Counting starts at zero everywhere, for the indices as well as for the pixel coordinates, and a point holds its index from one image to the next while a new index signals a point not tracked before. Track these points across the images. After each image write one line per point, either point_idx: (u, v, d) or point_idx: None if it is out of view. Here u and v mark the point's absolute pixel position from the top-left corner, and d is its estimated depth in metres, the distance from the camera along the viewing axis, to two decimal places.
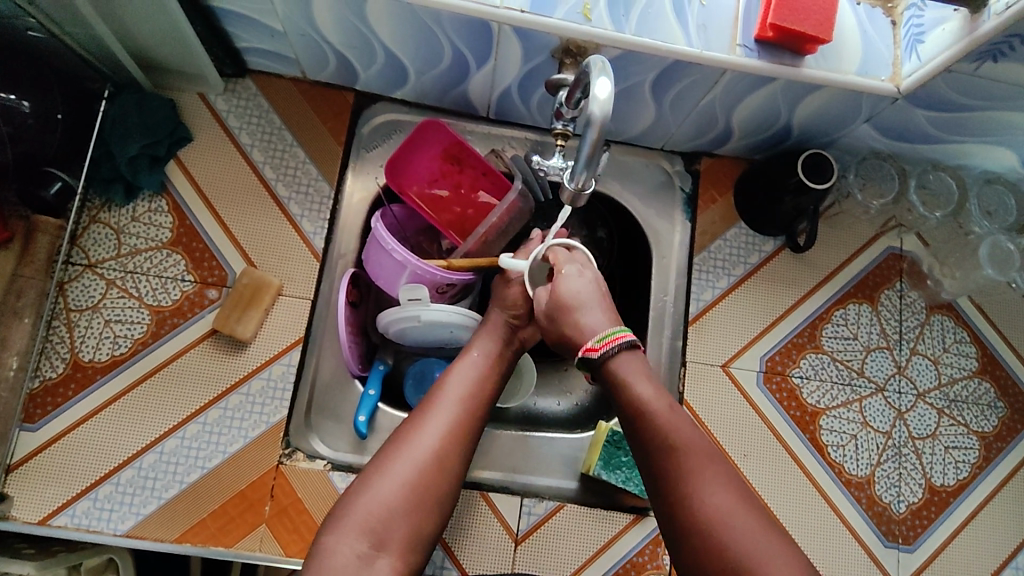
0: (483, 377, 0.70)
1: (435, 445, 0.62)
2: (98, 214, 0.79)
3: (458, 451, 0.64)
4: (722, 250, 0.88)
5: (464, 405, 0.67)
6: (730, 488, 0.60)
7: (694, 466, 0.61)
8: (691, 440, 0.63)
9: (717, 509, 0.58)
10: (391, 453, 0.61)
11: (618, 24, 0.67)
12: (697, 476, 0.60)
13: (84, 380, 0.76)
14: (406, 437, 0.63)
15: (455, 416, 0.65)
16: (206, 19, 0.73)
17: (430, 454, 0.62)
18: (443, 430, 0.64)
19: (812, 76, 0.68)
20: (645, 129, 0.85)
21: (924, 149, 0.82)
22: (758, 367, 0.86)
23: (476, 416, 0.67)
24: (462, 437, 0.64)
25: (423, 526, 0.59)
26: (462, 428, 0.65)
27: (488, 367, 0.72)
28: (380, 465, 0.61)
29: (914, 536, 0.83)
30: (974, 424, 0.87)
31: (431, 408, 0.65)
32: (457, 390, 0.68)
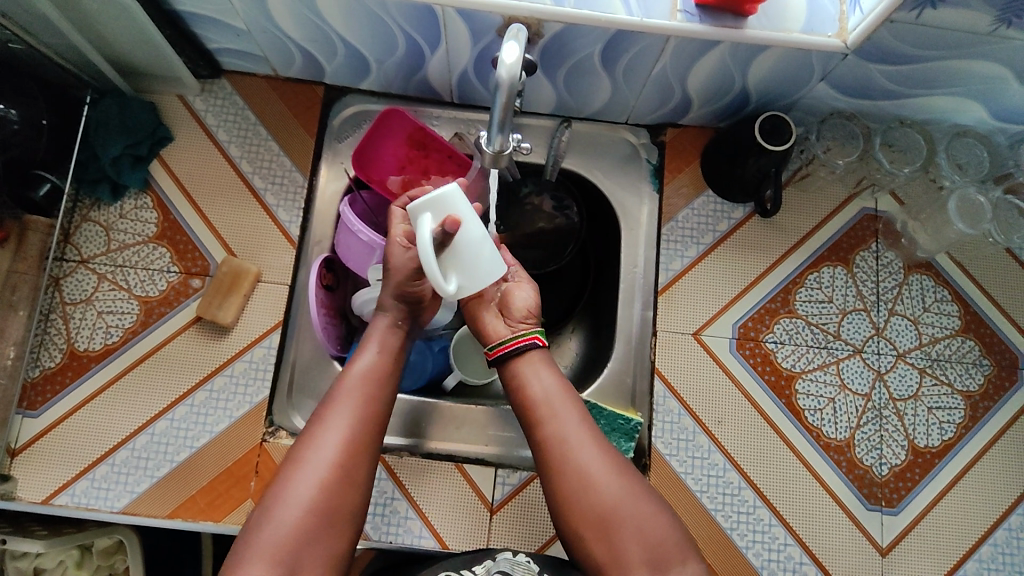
0: (378, 370, 0.68)
1: (334, 458, 0.61)
2: (89, 213, 0.84)
3: (359, 459, 0.62)
4: (690, 219, 0.89)
5: (362, 408, 0.65)
6: (601, 446, 0.64)
7: (567, 425, 0.65)
8: (566, 401, 0.67)
9: (591, 467, 0.62)
10: (290, 475, 0.60)
11: None
12: (570, 433, 0.65)
13: (79, 369, 0.81)
14: (303, 455, 0.61)
15: (352, 423, 0.63)
16: (174, 24, 0.78)
17: (331, 471, 0.60)
18: (341, 441, 0.62)
19: (755, 37, 0.69)
20: (605, 104, 0.87)
21: (886, 106, 0.81)
22: (730, 334, 0.86)
23: (376, 414, 0.65)
24: (361, 444, 0.63)
25: (337, 542, 0.60)
26: (361, 434, 0.63)
27: (386, 361, 0.70)
28: (279, 489, 0.59)
29: (898, 498, 0.82)
30: (959, 383, 0.85)
31: (328, 418, 0.63)
32: (354, 392, 0.65)
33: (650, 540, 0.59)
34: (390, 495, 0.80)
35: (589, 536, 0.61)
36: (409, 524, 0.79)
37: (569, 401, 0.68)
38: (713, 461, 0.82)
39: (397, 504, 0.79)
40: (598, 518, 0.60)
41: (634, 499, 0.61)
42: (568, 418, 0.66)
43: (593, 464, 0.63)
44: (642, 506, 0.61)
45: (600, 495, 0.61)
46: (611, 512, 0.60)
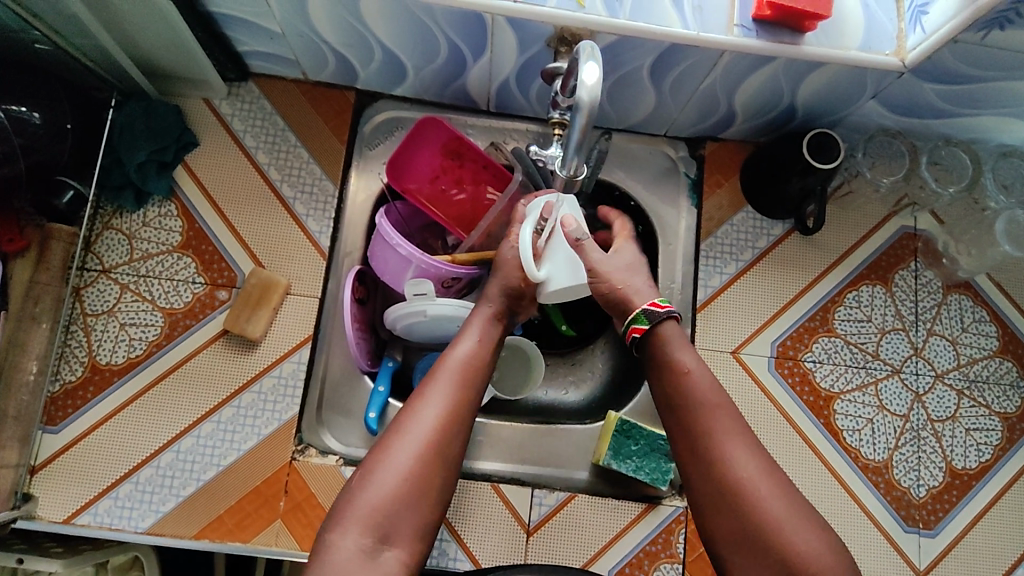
0: (479, 355, 0.68)
1: (433, 432, 0.60)
2: (111, 220, 0.81)
3: (456, 437, 0.62)
4: (729, 235, 0.87)
5: (460, 388, 0.64)
6: (762, 457, 0.60)
7: (727, 434, 0.61)
8: (723, 402, 0.63)
9: (749, 479, 0.58)
10: (392, 442, 0.60)
11: (612, 10, 0.67)
12: (731, 443, 0.60)
13: (102, 383, 0.78)
14: (404, 425, 0.61)
15: (454, 402, 0.63)
16: (206, 25, 0.74)
17: (430, 445, 0.60)
18: (440, 418, 0.61)
19: (812, 54, 0.67)
20: (646, 116, 0.85)
21: (934, 125, 0.79)
22: (769, 353, 0.84)
23: (473, 397, 0.65)
24: (460, 423, 0.62)
25: (429, 514, 0.59)
26: (459, 414, 0.63)
27: (485, 349, 0.69)
28: (382, 454, 0.59)
29: (936, 520, 0.81)
30: (996, 405, 0.85)
31: (428, 395, 0.63)
32: (454, 373, 0.65)
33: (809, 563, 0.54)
34: None
35: (732, 550, 0.58)
36: (445, 546, 0.77)
37: (723, 400, 0.63)
38: None
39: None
40: (751, 532, 0.56)
41: (797, 516, 0.56)
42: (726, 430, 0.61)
43: (751, 468, 0.59)
44: (800, 528, 0.56)
45: (764, 506, 0.57)
46: (773, 529, 0.56)
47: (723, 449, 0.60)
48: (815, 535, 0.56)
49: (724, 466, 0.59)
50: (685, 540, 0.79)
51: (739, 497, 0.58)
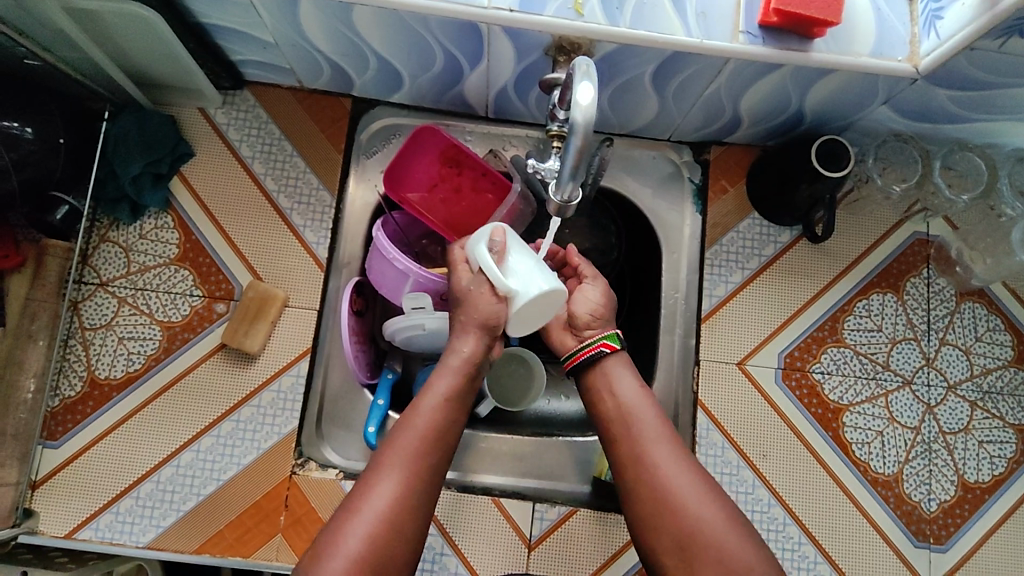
0: (444, 420, 0.64)
1: (389, 509, 0.57)
2: (107, 233, 0.81)
3: (413, 516, 0.58)
4: (735, 242, 0.85)
5: (418, 459, 0.61)
6: (691, 471, 0.61)
7: (654, 443, 0.63)
8: (650, 415, 0.66)
9: (671, 483, 0.60)
10: (345, 520, 0.57)
11: (612, 17, 0.64)
12: (659, 457, 0.62)
13: (101, 398, 0.78)
14: (358, 504, 0.57)
15: (413, 474, 0.60)
16: (198, 36, 0.73)
17: (384, 522, 0.56)
18: (394, 495, 0.58)
19: (821, 61, 0.65)
20: (649, 121, 0.83)
21: (948, 129, 0.76)
22: (776, 364, 0.82)
23: (435, 471, 0.61)
24: (417, 498, 0.59)
25: None
26: (417, 489, 0.59)
27: (451, 410, 0.65)
28: (335, 534, 0.56)
29: (947, 535, 0.79)
30: (1010, 416, 0.83)
31: (384, 467, 0.60)
32: (415, 443, 0.61)
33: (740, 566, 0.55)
34: None
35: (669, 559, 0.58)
36: (445, 561, 0.76)
37: (653, 413, 0.66)
38: (758, 496, 0.79)
39: (433, 540, 0.77)
40: (681, 537, 0.58)
41: (721, 518, 0.58)
42: (654, 441, 0.64)
43: (677, 480, 0.60)
44: (728, 536, 0.57)
45: (692, 513, 0.58)
46: (696, 532, 0.57)
47: (650, 456, 0.63)
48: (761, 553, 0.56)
49: (651, 472, 0.61)
50: None
51: (665, 503, 0.59)
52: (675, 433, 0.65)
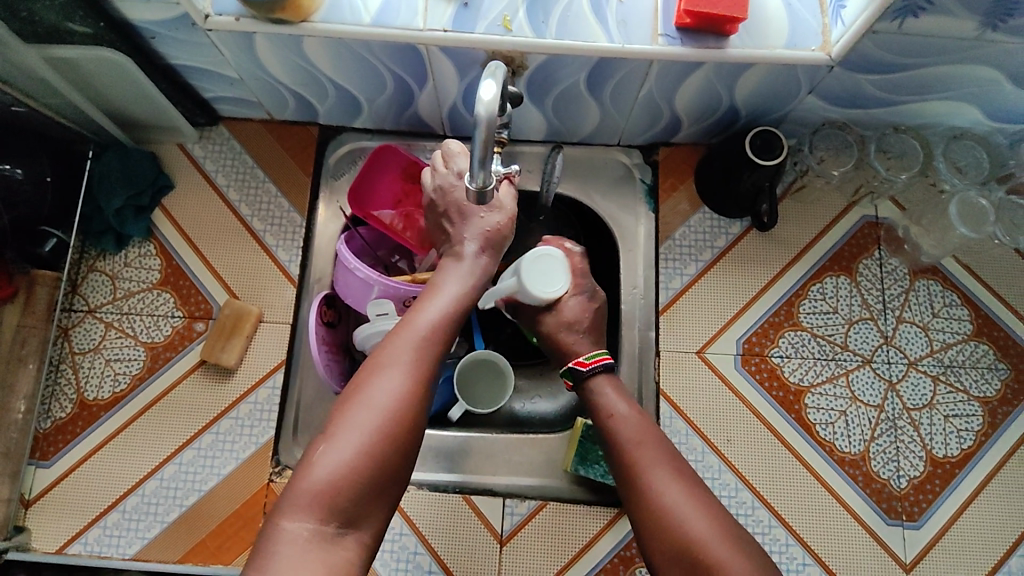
0: (449, 322, 0.66)
1: (392, 395, 0.58)
2: (95, 263, 0.87)
3: (421, 405, 0.59)
4: (687, 237, 0.88)
5: (422, 355, 0.62)
6: (682, 483, 0.65)
7: (652, 463, 0.67)
8: (645, 437, 0.70)
9: (671, 502, 0.63)
10: (350, 407, 0.57)
11: (539, 30, 0.70)
12: (655, 473, 0.66)
13: (90, 417, 0.83)
14: (363, 392, 0.58)
15: (417, 364, 0.61)
16: (169, 77, 0.80)
17: (391, 410, 0.57)
18: (402, 385, 0.59)
19: (738, 56, 0.69)
20: (595, 128, 0.88)
21: (879, 113, 0.80)
22: (735, 351, 0.84)
23: (437, 366, 0.62)
24: (424, 388, 0.60)
25: (393, 484, 0.57)
26: (424, 380, 0.60)
27: (456, 308, 0.67)
28: (338, 421, 0.57)
29: (919, 511, 0.79)
30: (974, 389, 0.83)
31: (388, 355, 0.61)
32: (419, 337, 0.63)
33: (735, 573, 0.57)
34: (399, 531, 0.79)
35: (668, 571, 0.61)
36: (419, 560, 0.78)
37: (644, 431, 0.71)
38: (725, 481, 0.80)
39: (393, 520, 0.79)
40: (676, 550, 0.61)
41: (715, 532, 0.60)
42: (652, 461, 0.67)
43: (670, 496, 0.64)
44: (723, 545, 0.60)
45: (686, 527, 0.61)
46: (694, 546, 0.60)
47: (646, 478, 0.66)
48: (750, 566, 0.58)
49: (644, 492, 0.65)
50: None
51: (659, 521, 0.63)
52: (673, 452, 0.69)
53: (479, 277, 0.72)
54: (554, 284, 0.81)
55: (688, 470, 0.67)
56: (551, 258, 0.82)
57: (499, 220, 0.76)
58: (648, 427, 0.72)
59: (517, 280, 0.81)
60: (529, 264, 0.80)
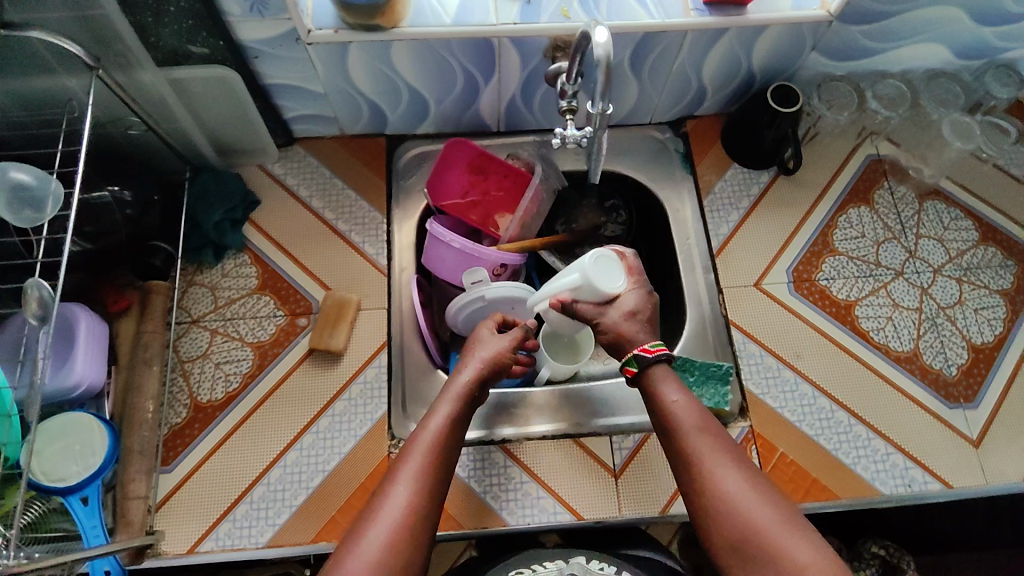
0: (446, 441, 0.70)
1: (388, 528, 0.62)
2: (195, 277, 0.92)
3: (421, 526, 0.63)
4: (725, 189, 1.01)
5: (415, 484, 0.65)
6: (742, 470, 0.65)
7: (708, 453, 0.67)
8: (702, 421, 0.69)
9: (731, 490, 0.63)
10: (357, 537, 0.62)
11: (591, 13, 0.85)
12: (712, 463, 0.66)
13: (207, 418, 0.86)
14: (369, 521, 0.62)
15: (412, 493, 0.64)
16: (263, 97, 0.90)
17: (391, 537, 0.61)
18: (401, 514, 0.63)
19: (757, 19, 0.84)
20: (631, 108, 1.01)
21: (870, 62, 0.96)
22: (786, 279, 0.95)
23: (433, 483, 0.66)
24: (422, 511, 0.64)
25: None
26: (422, 502, 0.64)
27: (451, 428, 0.71)
28: (344, 554, 0.61)
29: (974, 392, 0.89)
30: (994, 284, 0.94)
31: (382, 497, 0.64)
32: (412, 470, 0.66)
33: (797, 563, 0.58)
34: (520, 479, 0.84)
35: (726, 559, 0.62)
36: (543, 503, 0.83)
37: (699, 413, 0.70)
38: (803, 391, 0.88)
39: (512, 471, 0.84)
40: (736, 540, 0.61)
41: (778, 524, 0.61)
42: (709, 448, 0.67)
43: (731, 486, 0.64)
44: (789, 537, 0.60)
45: (750, 515, 0.62)
46: (755, 537, 0.61)
47: (702, 468, 0.66)
48: (814, 554, 0.59)
49: (702, 480, 0.65)
50: (759, 455, 0.85)
51: (715, 512, 0.63)
52: (727, 438, 0.68)
53: (465, 402, 0.74)
54: (613, 282, 0.79)
55: (746, 457, 0.67)
56: (614, 260, 0.80)
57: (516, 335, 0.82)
58: (699, 410, 0.71)
59: (579, 276, 0.79)
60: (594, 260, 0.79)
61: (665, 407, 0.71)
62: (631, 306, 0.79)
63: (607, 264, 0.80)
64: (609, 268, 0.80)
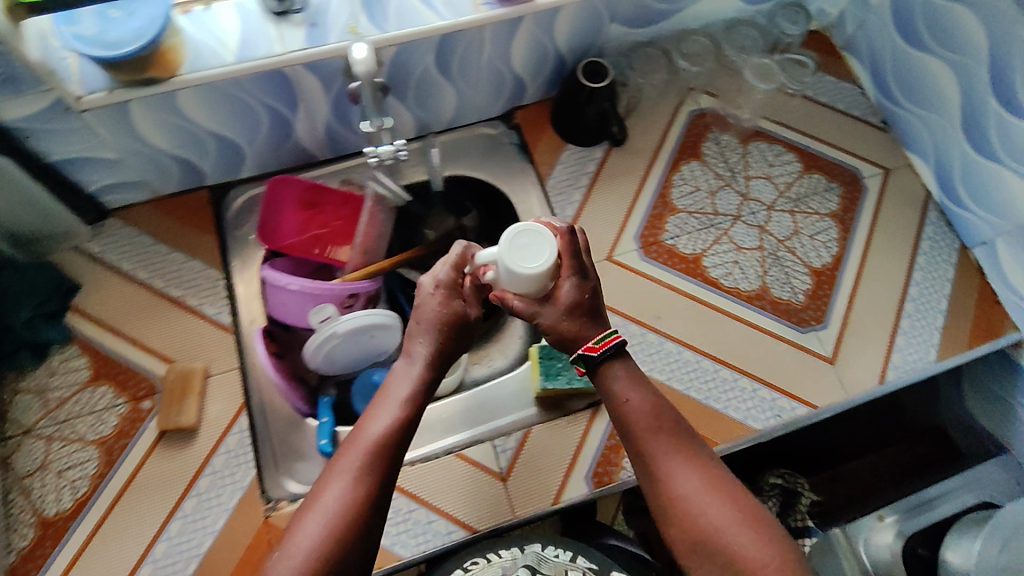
0: (391, 440, 0.67)
1: (328, 519, 0.61)
2: (18, 385, 0.85)
3: (365, 515, 0.62)
4: (563, 172, 1.01)
5: (359, 475, 0.64)
6: (699, 470, 0.67)
7: (664, 452, 0.68)
8: (660, 423, 0.70)
9: (688, 492, 0.65)
10: (302, 518, 0.62)
11: (381, 26, 0.81)
12: (668, 463, 0.67)
13: (57, 533, 0.78)
14: (311, 506, 0.62)
15: (354, 485, 0.63)
16: (51, 177, 0.83)
17: (332, 526, 0.60)
18: (343, 502, 0.62)
19: (547, 4, 0.84)
20: (455, 109, 1.00)
21: (669, 24, 0.98)
22: (635, 246, 0.96)
23: (380, 476, 0.64)
24: (366, 502, 0.63)
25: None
26: (365, 494, 0.63)
27: (399, 421, 0.68)
28: (288, 537, 0.61)
29: (823, 313, 0.92)
30: (823, 208, 0.99)
31: (325, 485, 0.63)
32: (353, 463, 0.65)
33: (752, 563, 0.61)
34: (409, 508, 0.81)
35: (683, 554, 0.64)
36: (436, 526, 0.80)
37: (656, 414, 0.70)
38: (668, 350, 0.90)
39: (399, 502, 0.81)
40: (692, 539, 0.64)
41: (733, 521, 0.63)
42: (664, 450, 0.68)
43: (687, 486, 0.66)
44: (744, 535, 0.62)
45: (705, 515, 0.64)
46: (711, 535, 0.63)
47: (660, 469, 0.67)
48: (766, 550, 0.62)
49: (659, 481, 0.67)
50: None
51: (674, 513, 0.65)
52: (685, 440, 0.69)
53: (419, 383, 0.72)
54: (537, 261, 0.70)
55: (705, 457, 0.68)
56: (540, 240, 0.71)
57: (452, 305, 0.74)
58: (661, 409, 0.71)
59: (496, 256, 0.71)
60: (512, 242, 0.70)
61: (625, 409, 0.71)
62: (569, 298, 0.73)
63: (531, 242, 0.71)
64: (531, 251, 0.70)
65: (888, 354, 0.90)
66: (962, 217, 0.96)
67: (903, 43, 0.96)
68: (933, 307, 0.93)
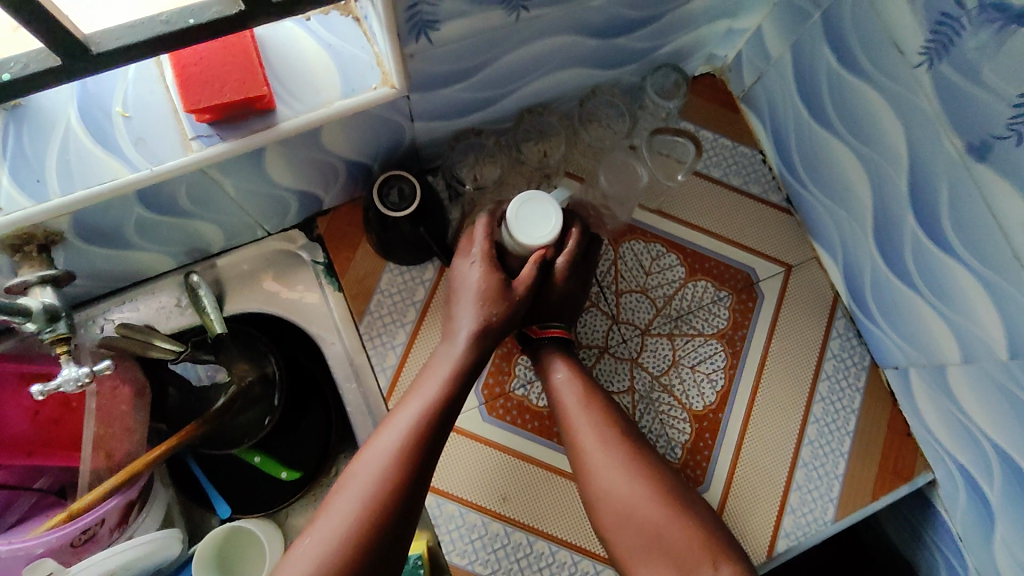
0: (453, 392, 0.63)
1: (384, 459, 0.59)
2: None
3: (414, 469, 0.59)
4: (384, 304, 0.78)
5: (420, 417, 0.61)
6: (617, 447, 0.66)
7: (580, 431, 0.67)
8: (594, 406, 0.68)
9: (603, 471, 0.65)
10: (358, 460, 0.60)
11: (35, 191, 0.54)
12: (581, 436, 0.67)
13: None
14: (365, 450, 0.60)
15: (415, 427, 0.61)
16: None
17: (391, 463, 0.58)
18: (397, 446, 0.60)
19: (292, 127, 0.56)
20: (225, 234, 0.74)
21: (503, 108, 0.70)
22: (477, 402, 0.76)
23: (434, 429, 0.61)
24: (417, 455, 0.59)
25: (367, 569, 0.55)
26: (416, 450, 0.60)
27: (468, 359, 0.65)
28: (334, 496, 0.58)
29: (703, 472, 0.76)
30: (708, 328, 0.80)
31: (394, 418, 0.62)
32: (421, 407, 0.62)
33: (670, 545, 0.60)
34: None
35: (605, 526, 0.64)
36: None
37: (585, 394, 0.69)
38: (516, 541, 0.73)
39: None
40: (612, 512, 0.63)
41: (643, 497, 0.63)
42: (582, 428, 0.67)
43: (596, 460, 0.65)
44: (671, 523, 0.61)
45: (610, 492, 0.64)
46: (627, 510, 0.63)
47: (578, 443, 0.67)
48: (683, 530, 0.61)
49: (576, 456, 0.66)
50: None
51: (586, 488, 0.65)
52: (616, 417, 0.68)
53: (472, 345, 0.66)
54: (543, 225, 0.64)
55: (637, 444, 0.67)
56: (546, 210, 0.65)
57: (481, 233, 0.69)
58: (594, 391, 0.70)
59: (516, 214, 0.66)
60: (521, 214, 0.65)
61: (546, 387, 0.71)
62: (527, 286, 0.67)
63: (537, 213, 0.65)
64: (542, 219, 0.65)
65: (779, 518, 0.75)
66: (874, 334, 0.77)
67: (808, 115, 0.73)
68: (834, 449, 0.77)
